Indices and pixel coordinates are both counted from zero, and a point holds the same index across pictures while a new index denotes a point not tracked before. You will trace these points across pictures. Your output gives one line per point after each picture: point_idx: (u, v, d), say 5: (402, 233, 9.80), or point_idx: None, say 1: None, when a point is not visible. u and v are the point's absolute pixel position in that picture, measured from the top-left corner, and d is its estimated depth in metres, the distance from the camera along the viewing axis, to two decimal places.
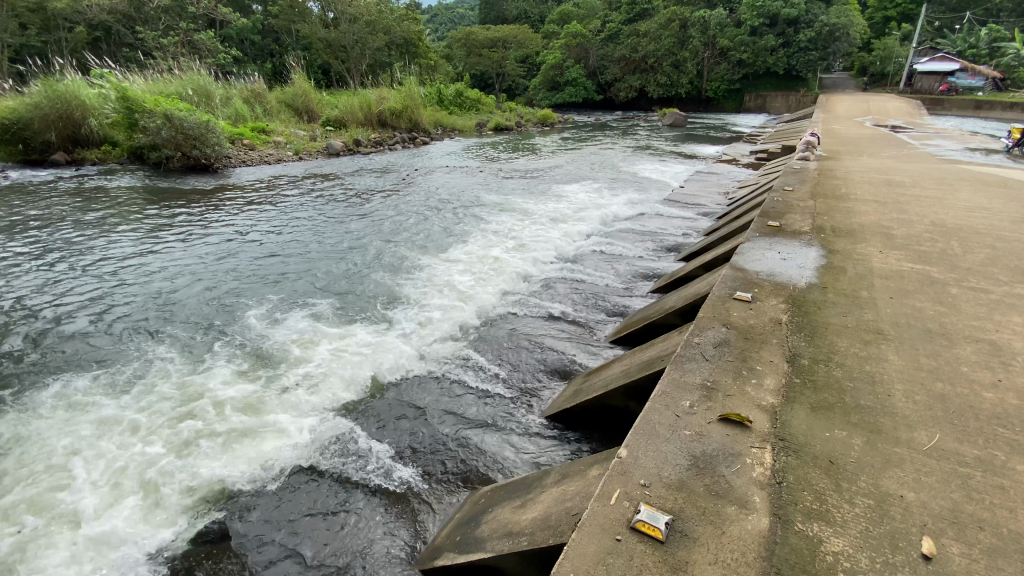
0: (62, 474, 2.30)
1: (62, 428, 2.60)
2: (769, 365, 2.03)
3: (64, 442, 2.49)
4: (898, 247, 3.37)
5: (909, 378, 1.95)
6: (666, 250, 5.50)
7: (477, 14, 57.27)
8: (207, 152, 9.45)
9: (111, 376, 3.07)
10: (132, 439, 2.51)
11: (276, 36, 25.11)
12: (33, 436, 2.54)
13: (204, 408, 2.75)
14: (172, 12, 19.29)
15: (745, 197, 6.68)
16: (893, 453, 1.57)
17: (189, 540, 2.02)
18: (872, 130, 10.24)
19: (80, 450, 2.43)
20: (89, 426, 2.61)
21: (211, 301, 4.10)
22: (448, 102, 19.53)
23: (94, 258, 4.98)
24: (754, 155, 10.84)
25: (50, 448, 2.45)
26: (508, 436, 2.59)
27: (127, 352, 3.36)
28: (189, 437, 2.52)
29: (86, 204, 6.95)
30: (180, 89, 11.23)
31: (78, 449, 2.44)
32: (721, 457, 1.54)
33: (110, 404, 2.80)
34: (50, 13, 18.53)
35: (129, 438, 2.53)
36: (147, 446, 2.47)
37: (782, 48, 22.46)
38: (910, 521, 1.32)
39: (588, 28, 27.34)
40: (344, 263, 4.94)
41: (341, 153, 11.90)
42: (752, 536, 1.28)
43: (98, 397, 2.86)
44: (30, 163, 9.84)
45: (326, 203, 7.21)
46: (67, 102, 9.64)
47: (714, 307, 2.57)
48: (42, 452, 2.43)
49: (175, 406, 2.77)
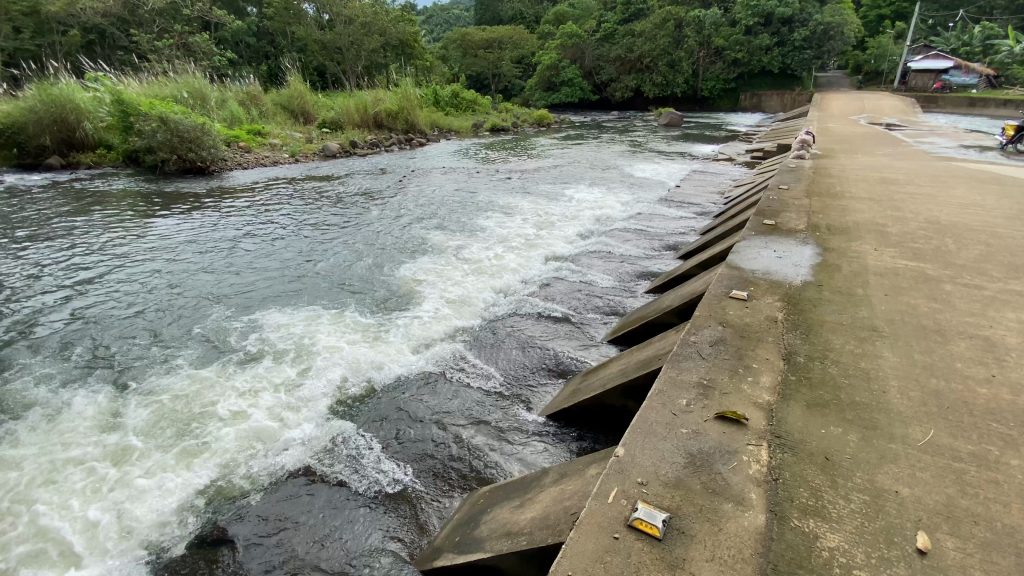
0: (38, 484, 2.25)
1: (17, 449, 2.46)
2: (765, 364, 2.04)
3: (73, 432, 2.58)
4: (893, 244, 3.40)
5: (904, 375, 1.96)
6: (662, 250, 5.50)
7: (471, 15, 57.24)
8: (202, 155, 9.47)
9: (81, 386, 2.98)
10: (107, 448, 2.46)
11: (271, 38, 24.89)
12: (43, 423, 2.64)
13: (182, 417, 2.69)
14: (166, 14, 19.27)
15: (741, 196, 6.67)
16: (888, 448, 1.58)
17: (189, 544, 2.01)
18: (864, 129, 10.31)
19: (82, 443, 2.49)
20: (50, 440, 2.51)
21: (195, 302, 4.08)
22: (444, 103, 19.39)
23: (81, 258, 5.01)
24: (748, 155, 10.90)
25: (56, 437, 2.53)
26: (506, 433, 2.61)
27: (103, 356, 3.31)
28: (166, 452, 2.44)
29: (86, 204, 7.08)
30: (175, 91, 11.27)
31: (67, 449, 2.45)
32: (717, 454, 1.55)
33: (72, 420, 2.67)
34: (44, 17, 18.47)
35: (137, 429, 2.60)
36: (115, 461, 2.38)
37: (776, 47, 22.64)
38: (904, 516, 1.33)
39: (583, 28, 27.33)
40: (334, 262, 4.97)
41: (338, 155, 11.92)
42: (748, 533, 1.29)
43: (61, 411, 2.74)
44: (24, 168, 9.76)
45: (324, 204, 7.25)
46: (62, 106, 9.62)
47: (710, 305, 2.58)
48: (54, 439, 2.52)
49: (145, 418, 2.69)
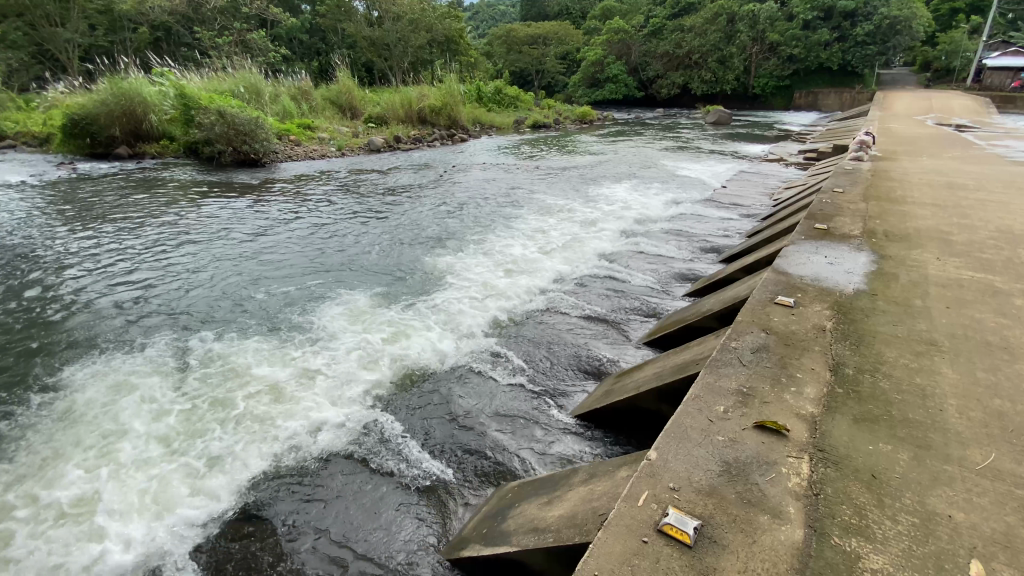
0: (106, 446, 2.46)
1: (86, 415, 2.68)
2: (811, 374, 1.95)
3: (135, 399, 2.80)
4: (957, 253, 3.18)
5: (964, 393, 1.84)
6: (704, 252, 5.35)
7: (518, 12, 57.65)
8: (256, 147, 9.91)
9: (140, 359, 3.20)
10: (162, 417, 2.66)
11: (323, 34, 25.68)
12: (111, 391, 2.88)
13: (231, 390, 2.88)
14: (226, 12, 20.21)
15: (791, 199, 6.39)
16: (942, 470, 1.49)
17: (233, 514, 2.13)
18: (931, 131, 9.64)
19: (139, 412, 2.69)
20: (116, 407, 2.74)
21: (241, 283, 4.32)
22: (487, 99, 19.45)
23: (142, 240, 5.38)
24: (801, 156, 10.42)
25: (121, 404, 2.76)
26: (536, 432, 2.61)
27: (159, 332, 3.54)
28: (214, 425, 2.60)
29: (148, 191, 7.55)
30: (233, 86, 11.85)
31: (127, 416, 2.66)
32: (755, 465, 1.50)
33: (131, 392, 2.87)
34: (116, 15, 19.90)
35: (191, 399, 2.80)
36: (171, 430, 2.56)
37: (837, 43, 21.43)
38: (956, 543, 1.25)
39: (632, 22, 26.83)
40: (373, 251, 5.15)
41: (382, 149, 12.15)
42: (785, 547, 1.24)
43: (123, 382, 2.96)
44: (96, 156, 10.50)
45: (364, 196, 7.45)
46: (130, 99, 10.24)
47: (753, 311, 2.50)
48: (119, 406, 2.74)
49: (199, 390, 2.88)
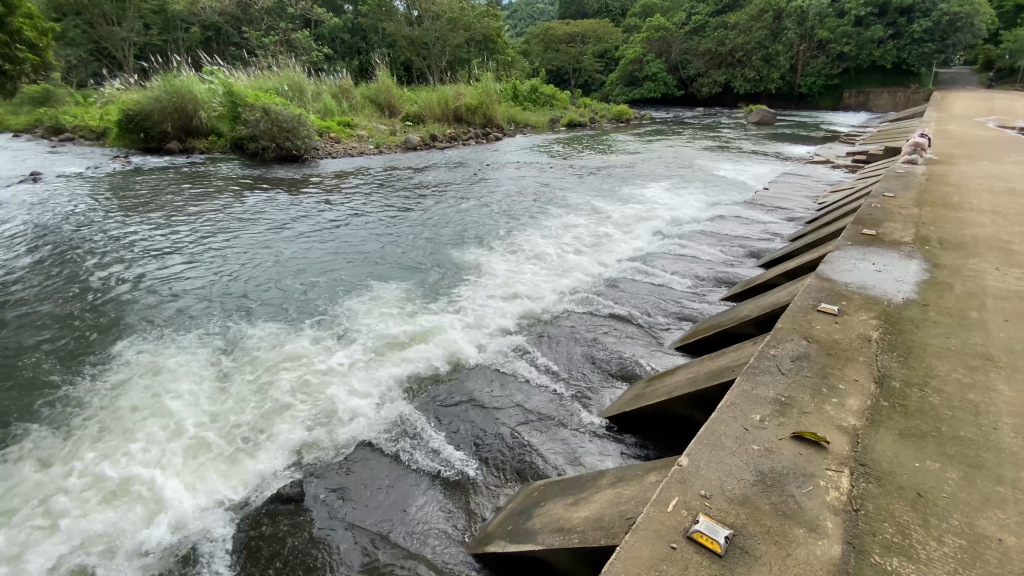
0: (153, 423, 2.60)
1: (136, 392, 2.84)
2: (854, 386, 1.88)
3: (180, 379, 2.94)
4: (1019, 264, 2.99)
5: (1021, 412, 1.73)
6: (742, 255, 5.20)
7: (556, 11, 57.54)
8: (298, 143, 10.25)
9: (185, 342, 3.36)
10: (205, 398, 2.78)
11: (364, 34, 26.25)
12: (159, 371, 3.03)
13: (269, 376, 2.99)
14: (274, 13, 20.95)
15: (837, 203, 6.14)
16: (995, 491, 1.41)
17: (268, 495, 2.21)
18: (994, 133, 9.08)
19: (184, 392, 2.83)
20: (163, 386, 2.89)
21: (280, 274, 4.48)
22: (523, 98, 19.47)
23: (190, 230, 5.64)
24: (848, 159, 9.99)
25: (167, 383, 2.90)
26: (564, 433, 2.60)
27: (202, 317, 3.70)
28: (252, 408, 2.71)
29: (196, 184, 7.91)
30: (277, 85, 12.27)
31: (173, 395, 2.80)
32: (791, 476, 1.46)
33: (176, 372, 3.01)
34: (170, 15, 20.90)
35: (231, 382, 2.92)
36: (212, 411, 2.68)
37: (891, 40, 20.41)
38: (1007, 569, 1.19)
39: (672, 20, 26.32)
40: (406, 246, 5.23)
41: (419, 147, 12.34)
42: (821, 562, 1.20)
43: (170, 363, 3.12)
44: (150, 151, 11.07)
45: (399, 193, 7.59)
46: (182, 96, 10.74)
47: (794, 318, 2.42)
48: (165, 385, 2.89)
49: (239, 374, 3.00)
